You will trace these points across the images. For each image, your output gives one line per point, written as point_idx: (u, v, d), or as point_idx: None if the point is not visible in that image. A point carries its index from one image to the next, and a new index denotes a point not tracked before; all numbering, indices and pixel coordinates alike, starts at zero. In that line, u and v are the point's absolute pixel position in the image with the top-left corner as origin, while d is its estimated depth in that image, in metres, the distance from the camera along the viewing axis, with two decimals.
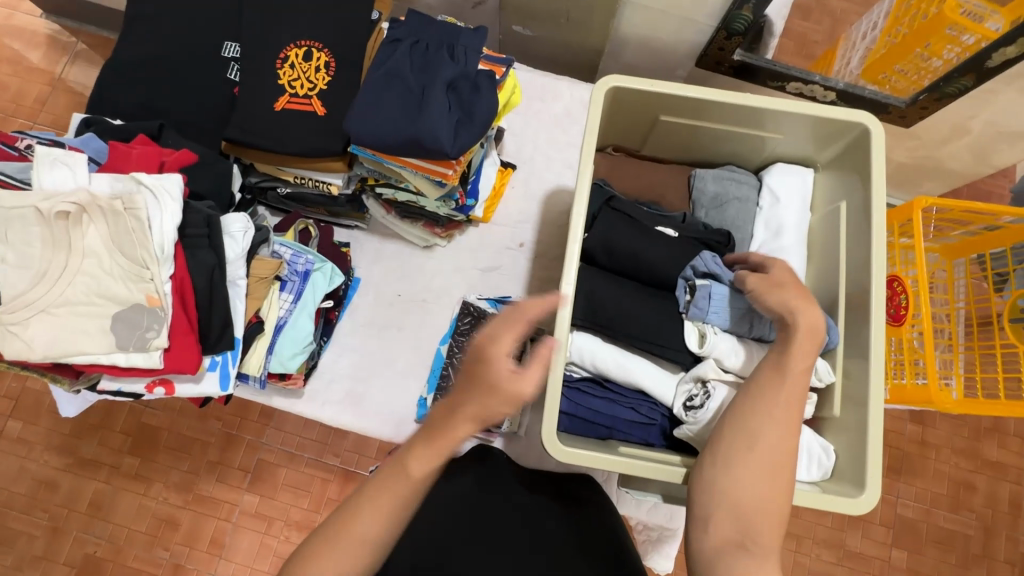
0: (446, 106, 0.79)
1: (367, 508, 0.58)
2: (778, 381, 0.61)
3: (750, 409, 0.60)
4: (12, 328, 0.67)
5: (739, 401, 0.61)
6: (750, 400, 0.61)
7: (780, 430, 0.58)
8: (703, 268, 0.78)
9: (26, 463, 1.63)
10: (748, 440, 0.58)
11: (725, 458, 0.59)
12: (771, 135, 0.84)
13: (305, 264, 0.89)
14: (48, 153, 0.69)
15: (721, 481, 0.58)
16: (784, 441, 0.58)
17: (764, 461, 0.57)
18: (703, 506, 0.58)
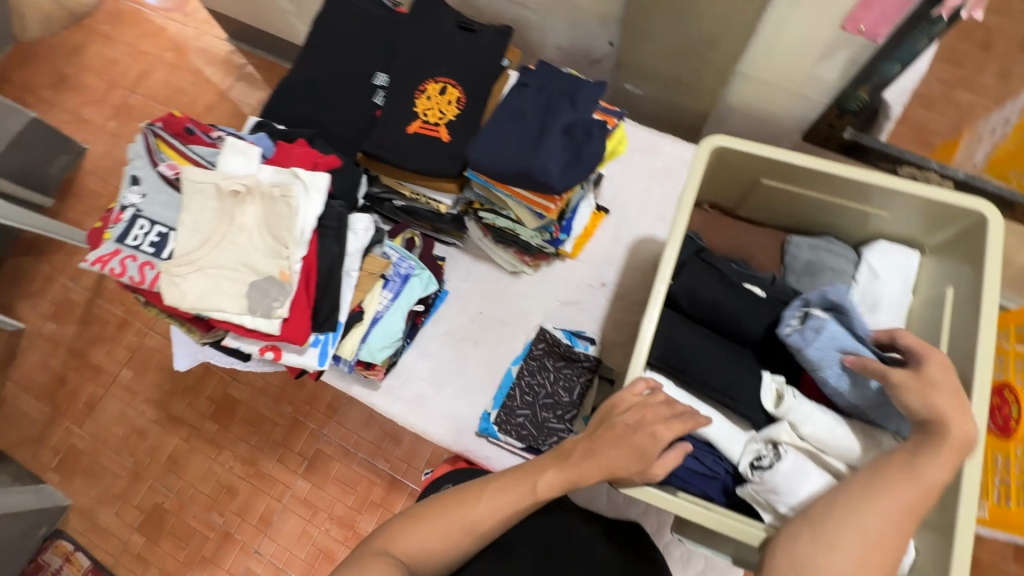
0: (559, 145, 0.87)
1: (467, 504, 0.66)
2: (904, 482, 0.58)
3: (869, 501, 0.58)
4: (175, 279, 0.80)
5: (853, 487, 0.59)
6: (866, 489, 0.58)
7: (891, 530, 0.56)
8: (826, 300, 0.73)
9: (127, 409, 1.85)
10: (856, 529, 0.57)
11: (828, 539, 0.57)
12: (876, 211, 0.83)
13: (408, 269, 0.99)
14: (234, 143, 0.84)
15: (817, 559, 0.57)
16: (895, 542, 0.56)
17: (869, 554, 0.56)
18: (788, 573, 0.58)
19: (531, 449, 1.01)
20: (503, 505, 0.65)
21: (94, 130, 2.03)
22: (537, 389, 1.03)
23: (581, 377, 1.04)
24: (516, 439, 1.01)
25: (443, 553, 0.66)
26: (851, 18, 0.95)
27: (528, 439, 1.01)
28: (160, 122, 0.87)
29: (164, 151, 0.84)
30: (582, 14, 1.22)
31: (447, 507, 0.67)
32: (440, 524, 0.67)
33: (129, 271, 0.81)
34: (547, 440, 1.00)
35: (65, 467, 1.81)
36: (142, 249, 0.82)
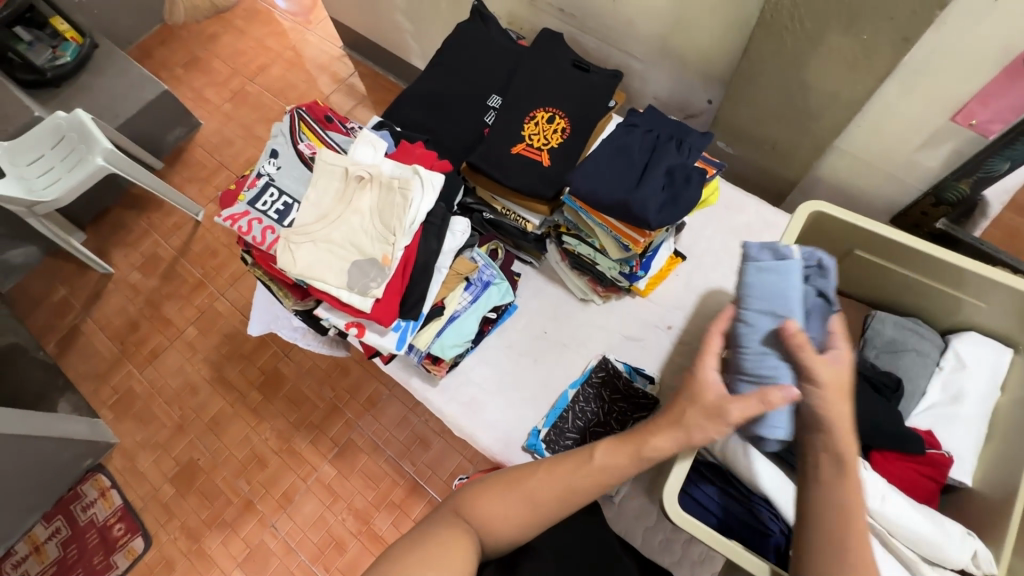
0: (659, 185, 0.91)
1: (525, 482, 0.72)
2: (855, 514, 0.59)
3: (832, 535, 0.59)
4: (291, 245, 0.88)
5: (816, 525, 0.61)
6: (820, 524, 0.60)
7: None
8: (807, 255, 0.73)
9: (186, 364, 1.97)
10: None
11: None
12: (971, 300, 0.82)
13: (490, 276, 1.04)
14: (367, 136, 0.93)
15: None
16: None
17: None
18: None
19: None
20: (561, 485, 0.70)
21: (213, 109, 2.24)
22: (590, 416, 1.06)
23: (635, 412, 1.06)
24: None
25: (504, 525, 0.71)
26: (963, 112, 0.96)
27: None
28: (305, 107, 0.97)
29: (305, 133, 0.94)
30: (687, 70, 1.29)
31: (504, 483, 0.73)
32: (504, 500, 0.71)
33: (253, 232, 0.90)
34: None
35: (120, 407, 1.93)
36: (268, 215, 0.91)
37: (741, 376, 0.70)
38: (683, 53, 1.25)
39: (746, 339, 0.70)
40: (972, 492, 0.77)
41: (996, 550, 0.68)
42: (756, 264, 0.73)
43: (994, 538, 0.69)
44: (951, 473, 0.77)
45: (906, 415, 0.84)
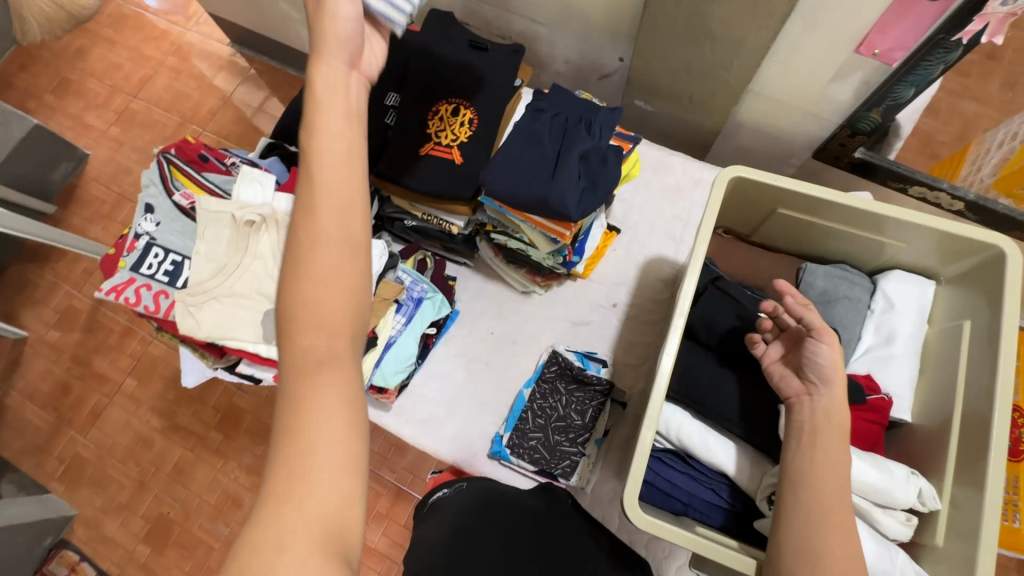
0: (576, 173, 0.87)
1: (307, 233, 0.50)
2: (829, 485, 0.60)
3: (806, 520, 0.59)
4: (188, 308, 0.80)
5: (785, 507, 0.61)
6: (789, 510, 0.60)
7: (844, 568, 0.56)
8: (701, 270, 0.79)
9: (132, 418, 1.84)
10: (811, 561, 0.57)
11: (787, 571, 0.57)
12: (892, 241, 0.83)
13: (421, 293, 1.00)
14: (249, 172, 0.84)
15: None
16: (853, 551, 0.57)
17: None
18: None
19: (544, 472, 1.02)
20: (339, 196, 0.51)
21: (98, 136, 2.01)
22: (549, 412, 1.06)
23: (594, 400, 1.06)
24: (528, 462, 1.03)
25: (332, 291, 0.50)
26: (865, 43, 0.94)
27: (540, 462, 1.03)
28: (172, 147, 0.86)
29: (178, 179, 0.83)
30: (593, 30, 1.22)
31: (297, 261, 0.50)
32: (303, 292, 0.49)
33: (144, 301, 0.80)
34: (560, 464, 1.02)
35: (70, 477, 1.80)
36: (157, 278, 0.81)
37: None
38: (584, 14, 1.18)
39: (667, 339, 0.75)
40: (913, 426, 0.80)
41: (938, 483, 0.71)
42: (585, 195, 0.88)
43: (937, 468, 0.72)
44: (893, 413, 0.80)
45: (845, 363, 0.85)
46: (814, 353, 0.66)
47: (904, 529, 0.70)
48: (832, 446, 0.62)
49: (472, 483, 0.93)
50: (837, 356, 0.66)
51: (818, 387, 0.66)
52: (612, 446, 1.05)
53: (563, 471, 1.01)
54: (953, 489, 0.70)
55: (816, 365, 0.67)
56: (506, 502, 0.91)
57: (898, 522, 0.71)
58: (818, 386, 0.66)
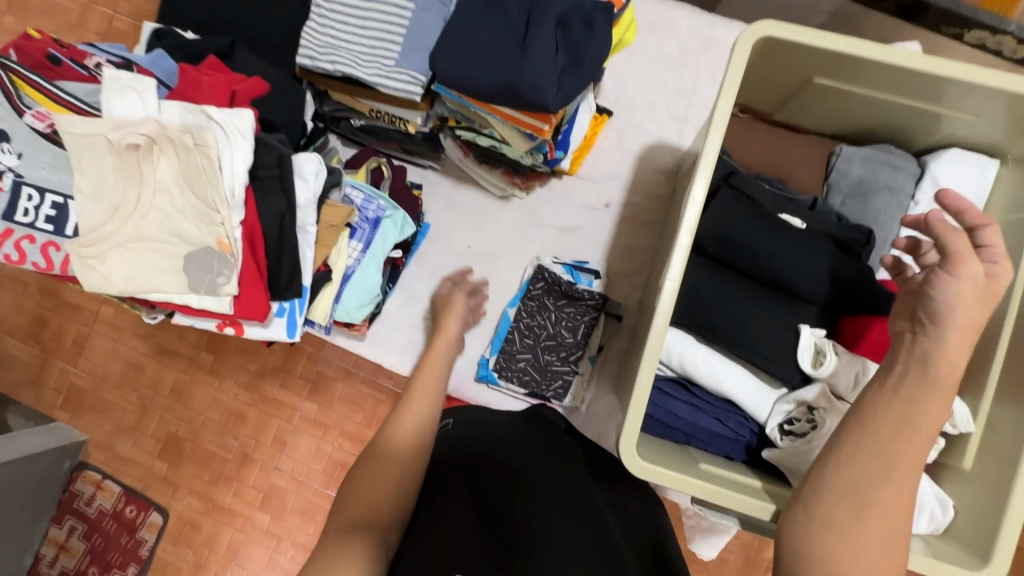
0: (552, 47, 0.67)
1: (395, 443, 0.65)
2: (903, 436, 0.49)
3: (865, 470, 0.48)
4: (88, 261, 0.65)
5: (841, 449, 0.49)
6: (847, 456, 0.49)
7: (893, 523, 0.47)
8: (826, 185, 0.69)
9: (116, 344, 1.53)
10: (858, 508, 0.48)
11: (827, 519, 0.48)
12: (954, 113, 0.66)
13: (377, 211, 0.83)
14: (117, 77, 0.64)
15: (817, 551, 0.47)
16: (906, 498, 0.48)
17: (885, 532, 0.47)
18: (793, 564, 0.48)
19: (535, 395, 0.96)
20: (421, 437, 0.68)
21: None
22: (538, 331, 0.95)
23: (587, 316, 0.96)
24: (518, 384, 0.96)
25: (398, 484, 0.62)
26: None
27: (530, 385, 0.95)
28: (12, 49, 0.65)
29: (26, 94, 0.63)
30: None
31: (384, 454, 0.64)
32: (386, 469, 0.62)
33: (32, 257, 0.65)
34: (552, 385, 0.95)
35: (72, 404, 1.53)
36: (39, 227, 0.65)
37: None
38: None
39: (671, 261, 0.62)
40: None
41: (973, 400, 0.63)
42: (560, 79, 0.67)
43: (974, 380, 0.63)
44: None
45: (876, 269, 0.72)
46: (939, 287, 0.51)
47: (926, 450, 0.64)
48: (928, 397, 0.49)
49: (457, 422, 0.85)
50: (970, 293, 0.50)
51: (928, 326, 0.51)
52: (607, 360, 0.98)
53: (555, 391, 0.95)
54: (990, 408, 0.62)
55: (931, 301, 0.51)
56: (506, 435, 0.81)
57: None
58: (928, 326, 0.51)
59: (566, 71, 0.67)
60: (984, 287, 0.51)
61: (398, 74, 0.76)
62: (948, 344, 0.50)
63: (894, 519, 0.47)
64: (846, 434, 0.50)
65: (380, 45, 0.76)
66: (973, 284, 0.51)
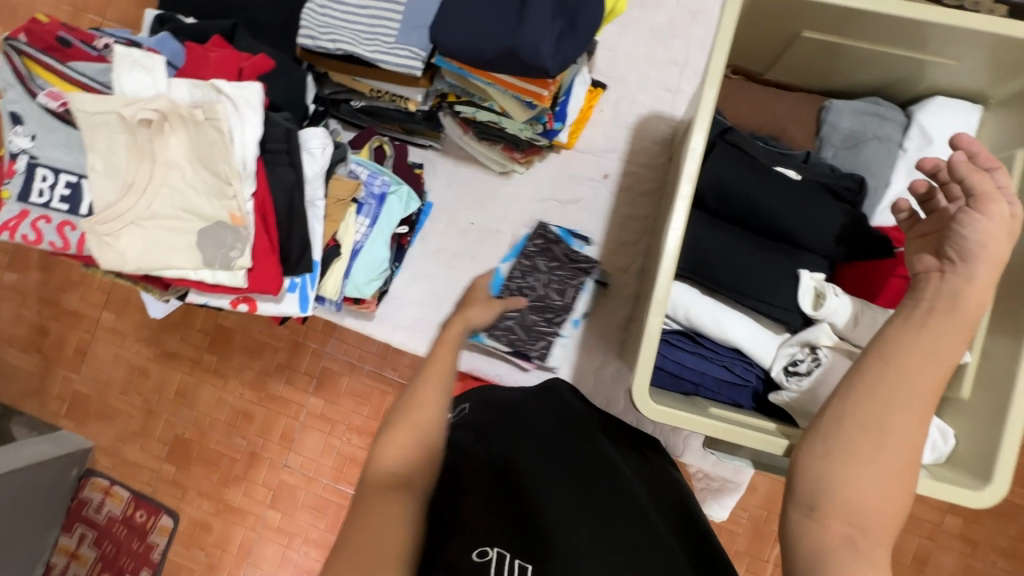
0: (549, 12, 0.69)
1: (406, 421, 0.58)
2: (918, 368, 0.50)
3: (885, 400, 0.49)
4: (104, 238, 0.67)
5: (863, 383, 0.51)
6: (870, 389, 0.50)
7: (906, 448, 0.49)
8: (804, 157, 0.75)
9: (121, 351, 1.50)
10: (878, 433, 0.49)
11: (845, 446, 0.49)
12: (939, 60, 0.68)
13: (382, 186, 0.84)
14: (126, 54, 0.65)
15: (835, 478, 0.49)
16: (921, 425, 0.49)
17: (901, 457, 0.49)
18: (812, 492, 0.49)
19: (518, 351, 0.96)
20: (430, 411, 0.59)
21: None
22: (528, 290, 0.96)
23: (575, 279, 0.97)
24: (503, 343, 0.96)
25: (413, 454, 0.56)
26: None
27: (516, 343, 0.96)
28: (21, 33, 0.66)
29: (39, 76, 0.66)
30: None
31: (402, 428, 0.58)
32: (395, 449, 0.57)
33: (47, 237, 0.67)
34: (536, 345, 0.96)
35: (76, 413, 1.51)
36: (54, 207, 0.67)
37: None
38: None
39: (675, 213, 0.63)
40: None
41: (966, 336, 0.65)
42: (557, 44, 0.69)
43: None
44: None
45: (872, 216, 0.74)
46: (966, 224, 0.54)
47: None
48: (942, 330, 0.52)
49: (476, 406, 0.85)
50: (1000, 230, 0.53)
51: (957, 263, 0.54)
52: (612, 328, 1.00)
53: (539, 352, 0.96)
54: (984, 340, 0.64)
55: (960, 238, 0.54)
56: (521, 410, 0.82)
57: None
58: (958, 262, 0.54)
59: (564, 35, 0.70)
60: (1011, 225, 0.53)
61: (399, 50, 0.77)
62: (971, 284, 0.53)
63: (908, 447, 0.49)
64: (867, 370, 0.51)
65: (380, 24, 0.78)
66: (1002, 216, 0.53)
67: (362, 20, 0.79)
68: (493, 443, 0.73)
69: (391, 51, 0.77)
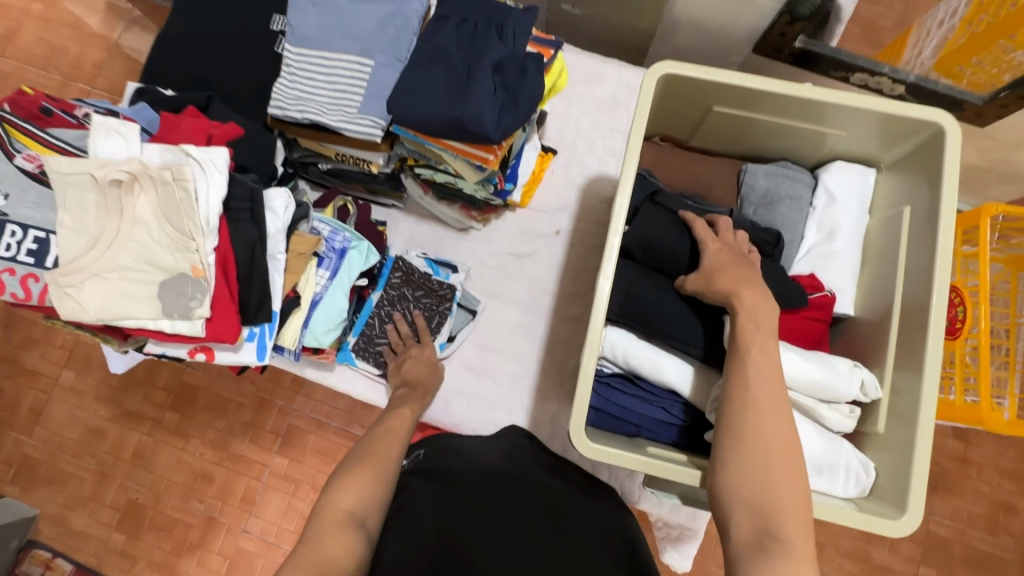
0: (491, 88, 0.78)
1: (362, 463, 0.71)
2: (764, 373, 0.58)
3: (740, 404, 0.56)
4: (66, 289, 0.69)
5: (732, 392, 0.57)
6: (737, 397, 0.57)
7: (775, 443, 0.54)
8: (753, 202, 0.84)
9: (77, 411, 1.44)
10: (742, 436, 0.55)
11: (724, 454, 0.56)
12: (832, 130, 0.78)
13: (343, 242, 0.89)
14: (103, 121, 0.71)
15: (728, 490, 0.55)
16: (782, 420, 0.55)
17: (772, 452, 0.54)
18: (721, 510, 0.55)
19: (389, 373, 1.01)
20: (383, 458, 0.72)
21: None
22: (397, 318, 1.01)
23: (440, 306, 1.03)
24: (372, 365, 1.00)
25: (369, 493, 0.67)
26: None
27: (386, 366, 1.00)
28: (6, 102, 0.72)
29: (18, 139, 0.70)
30: None
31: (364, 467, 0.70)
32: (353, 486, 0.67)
33: (10, 288, 0.70)
34: None
35: (24, 479, 1.43)
36: (19, 260, 0.70)
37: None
38: None
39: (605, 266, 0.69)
40: (855, 320, 0.79)
41: (879, 373, 0.71)
42: (501, 114, 0.78)
43: (880, 357, 0.72)
44: (836, 309, 0.78)
45: (790, 264, 0.82)
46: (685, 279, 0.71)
47: (847, 421, 0.71)
48: None
49: (429, 451, 0.86)
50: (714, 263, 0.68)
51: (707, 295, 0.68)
52: (567, 376, 1.04)
53: None
54: (893, 377, 0.70)
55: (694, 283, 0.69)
56: (473, 458, 0.83)
57: (842, 415, 0.71)
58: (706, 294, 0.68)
59: (508, 106, 0.78)
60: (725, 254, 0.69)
61: (360, 119, 0.85)
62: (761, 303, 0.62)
63: (774, 443, 0.55)
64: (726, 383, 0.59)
65: (343, 97, 0.86)
66: (696, 272, 0.70)
67: (325, 93, 0.87)
68: (445, 484, 0.75)
69: (353, 120, 0.86)
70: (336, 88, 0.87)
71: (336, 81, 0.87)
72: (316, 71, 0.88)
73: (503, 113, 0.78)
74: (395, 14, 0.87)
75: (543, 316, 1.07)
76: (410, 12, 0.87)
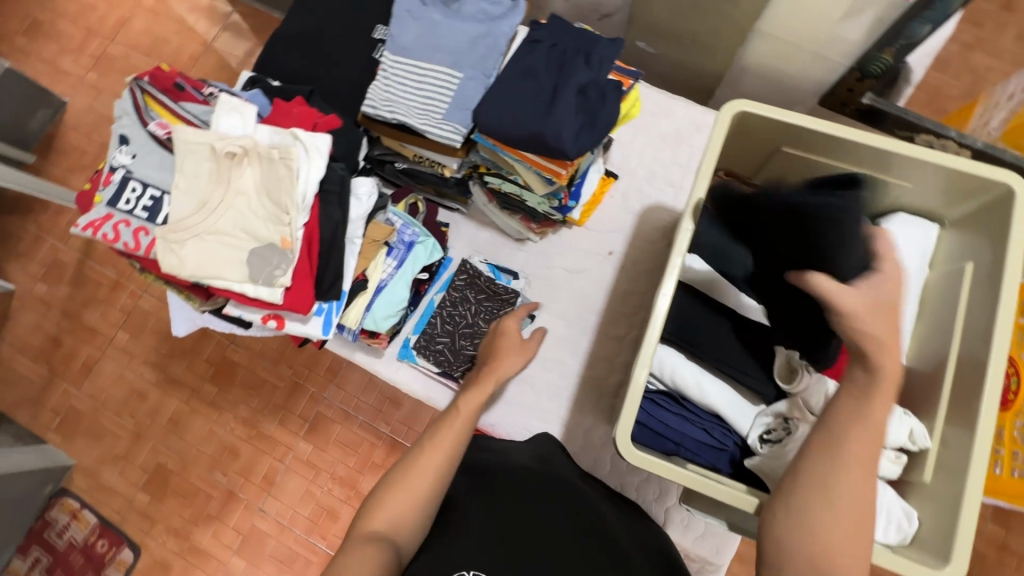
0: (573, 108, 0.84)
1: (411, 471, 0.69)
2: (863, 435, 0.53)
3: (832, 465, 0.53)
4: (171, 245, 0.77)
5: (822, 447, 0.54)
6: (830, 455, 0.53)
7: (854, 510, 0.52)
8: None
9: (125, 371, 1.51)
10: (826, 496, 0.52)
11: (798, 510, 0.53)
12: (898, 182, 0.81)
13: (412, 236, 0.95)
14: (228, 101, 0.80)
15: (792, 543, 0.53)
16: (870, 488, 0.52)
17: (850, 517, 0.52)
18: (775, 558, 0.54)
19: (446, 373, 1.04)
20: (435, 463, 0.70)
21: None
22: (458, 319, 1.05)
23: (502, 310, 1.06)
24: (433, 363, 1.04)
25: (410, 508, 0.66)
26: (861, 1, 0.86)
27: (443, 364, 1.04)
28: (146, 75, 0.82)
29: (153, 109, 0.80)
30: None
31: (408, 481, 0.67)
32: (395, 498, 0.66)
33: (123, 237, 0.77)
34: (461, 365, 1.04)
35: (66, 429, 1.49)
36: (135, 213, 0.78)
37: (473, 18, 0.96)
38: None
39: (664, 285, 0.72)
40: (906, 369, 0.79)
41: (929, 424, 0.71)
42: (580, 132, 0.83)
43: (930, 408, 0.72)
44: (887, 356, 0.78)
45: None
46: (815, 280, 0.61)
47: (893, 467, 0.71)
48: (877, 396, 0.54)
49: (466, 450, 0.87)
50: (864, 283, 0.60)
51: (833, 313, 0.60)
52: (604, 395, 1.06)
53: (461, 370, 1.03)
54: (944, 429, 0.70)
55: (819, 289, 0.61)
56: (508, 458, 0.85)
57: (888, 460, 0.71)
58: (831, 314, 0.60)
59: (589, 125, 0.84)
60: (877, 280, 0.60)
61: (444, 124, 0.92)
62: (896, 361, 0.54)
63: (856, 509, 0.52)
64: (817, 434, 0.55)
65: (429, 102, 0.94)
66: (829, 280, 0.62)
67: (414, 97, 0.94)
68: (484, 480, 0.77)
69: (437, 125, 0.93)
70: (424, 94, 0.94)
71: (425, 87, 0.94)
72: (407, 76, 0.95)
73: (582, 132, 0.83)
74: (488, 36, 0.95)
75: (587, 334, 1.10)
76: (501, 36, 0.95)
